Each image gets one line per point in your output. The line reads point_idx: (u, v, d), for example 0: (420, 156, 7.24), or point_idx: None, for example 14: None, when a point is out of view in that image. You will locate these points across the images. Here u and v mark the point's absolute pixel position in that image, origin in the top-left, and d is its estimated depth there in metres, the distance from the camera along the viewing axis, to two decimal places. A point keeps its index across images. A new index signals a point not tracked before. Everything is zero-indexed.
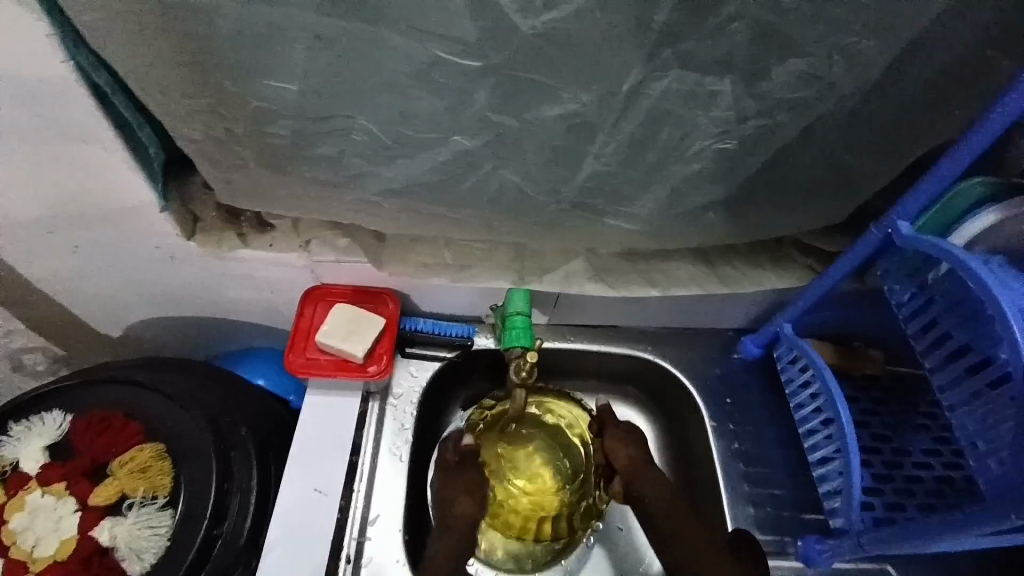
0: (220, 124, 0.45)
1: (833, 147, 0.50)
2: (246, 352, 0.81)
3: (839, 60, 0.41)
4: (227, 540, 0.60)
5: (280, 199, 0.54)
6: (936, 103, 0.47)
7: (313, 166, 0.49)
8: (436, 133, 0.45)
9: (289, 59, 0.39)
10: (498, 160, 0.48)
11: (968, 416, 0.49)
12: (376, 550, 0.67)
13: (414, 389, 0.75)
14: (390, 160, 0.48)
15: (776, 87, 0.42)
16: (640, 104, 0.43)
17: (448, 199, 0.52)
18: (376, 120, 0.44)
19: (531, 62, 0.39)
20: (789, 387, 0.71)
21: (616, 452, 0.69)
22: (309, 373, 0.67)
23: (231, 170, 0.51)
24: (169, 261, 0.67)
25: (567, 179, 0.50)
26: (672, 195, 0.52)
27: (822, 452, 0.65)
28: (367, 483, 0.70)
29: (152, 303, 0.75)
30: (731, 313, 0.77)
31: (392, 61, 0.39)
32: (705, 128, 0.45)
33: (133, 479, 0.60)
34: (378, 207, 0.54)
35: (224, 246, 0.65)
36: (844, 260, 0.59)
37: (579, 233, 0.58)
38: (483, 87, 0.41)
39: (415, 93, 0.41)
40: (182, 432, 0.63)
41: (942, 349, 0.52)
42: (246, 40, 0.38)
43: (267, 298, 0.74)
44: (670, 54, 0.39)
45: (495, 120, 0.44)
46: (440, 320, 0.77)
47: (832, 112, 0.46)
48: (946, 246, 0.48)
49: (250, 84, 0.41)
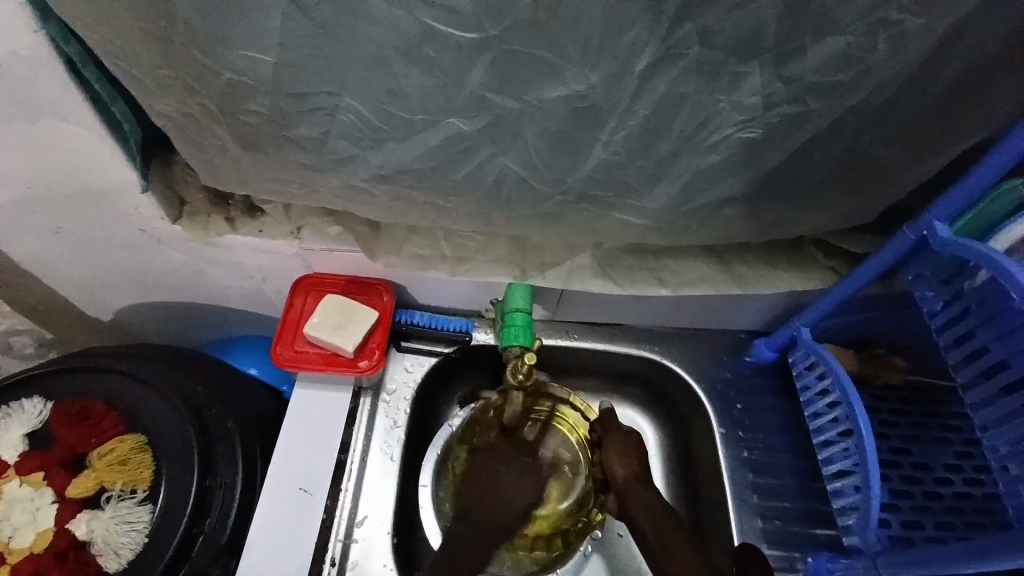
0: (194, 99, 0.42)
1: (867, 139, 0.45)
2: (237, 340, 0.78)
3: (881, 40, 0.37)
4: (210, 537, 0.57)
5: (264, 182, 0.50)
6: (986, 92, 0.42)
7: (297, 148, 0.45)
8: (428, 114, 0.41)
9: (264, 26, 0.35)
10: (497, 146, 0.44)
11: (1001, 437, 0.45)
12: (363, 552, 0.65)
13: (409, 385, 0.72)
14: (378, 143, 0.44)
15: (807, 70, 0.38)
16: (654, 86, 0.39)
17: (441, 187, 0.48)
18: (362, 97, 0.40)
19: (533, 35, 0.35)
20: (805, 395, 0.67)
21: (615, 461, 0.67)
22: (297, 367, 0.64)
23: (210, 149, 0.47)
24: (155, 245, 0.64)
25: (571, 169, 0.46)
26: (686, 188, 0.48)
27: (838, 464, 0.61)
28: (356, 482, 0.67)
29: (140, 287, 0.72)
30: (744, 315, 0.73)
31: (378, 32, 0.35)
32: (726, 115, 0.41)
33: (112, 471, 0.57)
34: (367, 193, 0.50)
35: (211, 231, 0.61)
36: (870, 263, 0.55)
37: (584, 226, 0.54)
38: (479, 64, 0.37)
39: (403, 68, 0.37)
40: (162, 424, 0.60)
41: (975, 363, 0.47)
42: (215, 4, 0.34)
43: (258, 286, 0.71)
44: (690, 29, 0.35)
45: (492, 101, 0.40)
46: (438, 314, 0.74)
47: (868, 99, 0.41)
48: (986, 251, 0.44)
49: (223, 54, 0.37)
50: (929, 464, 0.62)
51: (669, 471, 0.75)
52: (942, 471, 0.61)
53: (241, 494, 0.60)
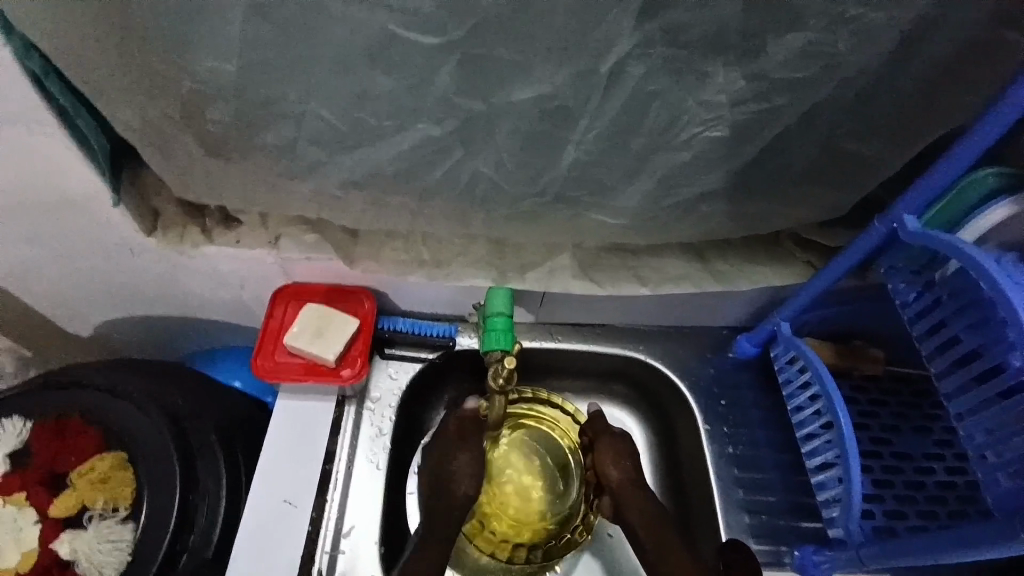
0: (160, 110, 0.41)
1: (835, 133, 0.45)
2: (218, 352, 0.77)
3: (842, 35, 0.37)
4: (193, 552, 0.57)
5: (237, 192, 0.50)
6: (949, 86, 0.43)
7: (268, 156, 0.45)
8: (397, 119, 0.41)
9: (226, 33, 0.35)
10: (468, 149, 0.44)
11: (977, 425, 0.45)
12: (350, 563, 0.64)
13: (393, 392, 0.72)
14: (349, 149, 0.44)
15: (771, 66, 0.38)
16: (622, 85, 0.39)
17: (416, 192, 0.48)
18: (330, 104, 0.40)
19: (497, 37, 0.35)
20: (787, 388, 0.68)
21: (605, 466, 0.63)
22: (278, 377, 0.63)
23: (179, 159, 0.46)
24: (131, 258, 0.63)
25: (544, 170, 0.46)
26: (660, 187, 0.48)
27: (820, 457, 0.62)
28: (341, 492, 0.66)
29: (117, 301, 0.71)
30: (726, 311, 0.73)
31: (341, 38, 0.35)
32: (693, 113, 0.41)
33: (94, 489, 0.57)
34: (341, 200, 0.50)
35: (187, 242, 0.61)
36: (844, 256, 0.55)
37: (561, 227, 0.54)
38: (446, 66, 0.37)
39: (369, 73, 0.37)
40: (142, 439, 0.59)
41: (948, 353, 0.48)
42: (174, 12, 0.34)
43: (238, 296, 0.71)
44: (654, 27, 0.35)
45: (460, 105, 0.40)
46: (420, 320, 0.73)
47: (833, 94, 0.42)
48: (955, 241, 0.44)
49: (186, 63, 0.37)
50: (910, 454, 0.62)
51: (657, 469, 0.75)
52: (922, 460, 0.61)
53: (223, 508, 0.60)
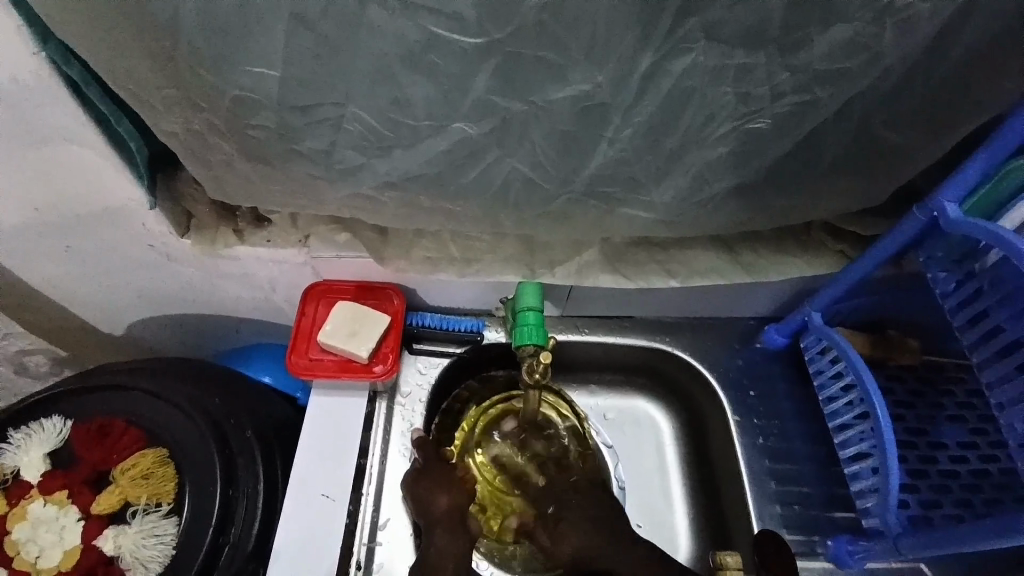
0: (199, 117, 0.42)
1: (876, 123, 0.45)
2: (249, 350, 0.79)
3: (887, 26, 0.36)
4: (236, 546, 0.58)
5: (272, 195, 0.51)
6: (994, 73, 0.42)
7: (304, 160, 0.45)
8: (433, 121, 0.41)
9: (266, 41, 0.35)
10: (503, 149, 0.44)
11: (1020, 414, 0.44)
12: (388, 555, 0.65)
13: (422, 387, 0.72)
14: (384, 152, 0.44)
15: (814, 58, 0.38)
16: (659, 83, 0.39)
17: (450, 192, 0.48)
18: (368, 108, 0.40)
19: (537, 38, 0.35)
20: (818, 379, 0.67)
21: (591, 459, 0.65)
22: (312, 375, 0.64)
23: (217, 165, 0.47)
24: (165, 261, 0.65)
25: (578, 168, 0.46)
26: (694, 181, 0.48)
27: (855, 448, 0.62)
28: (376, 486, 0.67)
29: (152, 302, 0.72)
30: (754, 301, 0.73)
31: (381, 43, 0.35)
32: (732, 108, 0.41)
33: (137, 486, 0.58)
34: (374, 201, 0.50)
35: (219, 244, 0.62)
36: (882, 245, 0.54)
37: (592, 223, 0.54)
38: (483, 68, 0.37)
39: (408, 77, 0.37)
40: (184, 436, 0.61)
41: (990, 342, 0.47)
42: (216, 22, 0.34)
43: (269, 295, 0.71)
44: (696, 23, 0.35)
45: (497, 105, 0.40)
46: (447, 315, 0.74)
47: (875, 85, 0.41)
48: (995, 229, 0.44)
49: (227, 72, 0.37)
50: (945, 443, 0.62)
51: (685, 460, 0.75)
52: (957, 449, 0.61)
53: (263, 504, 0.61)
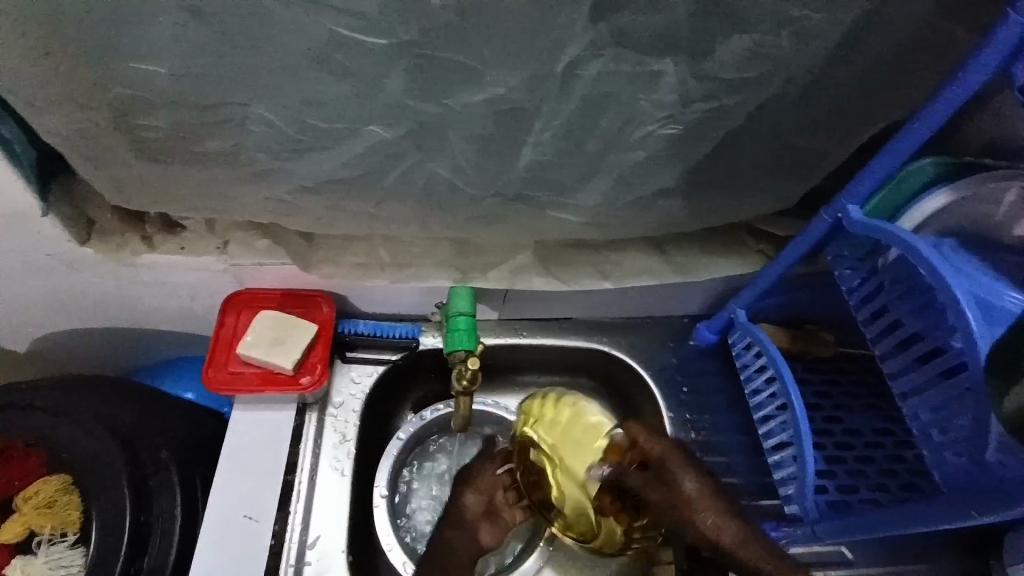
0: (88, 117, 0.39)
1: (784, 128, 0.47)
2: (168, 363, 0.74)
3: (787, 35, 0.38)
4: (151, 573, 0.55)
5: (179, 200, 0.48)
6: (889, 81, 0.44)
7: (212, 163, 0.43)
8: (346, 123, 0.39)
9: (155, 35, 0.33)
10: (424, 152, 0.43)
11: (920, 404, 0.47)
12: (320, 573, 0.62)
13: (356, 396, 0.70)
14: (297, 154, 0.42)
15: (721, 66, 0.39)
16: (575, 87, 0.39)
17: (371, 196, 0.47)
18: (275, 108, 0.38)
19: (447, 39, 0.34)
20: (744, 373, 0.71)
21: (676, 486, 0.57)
22: (233, 389, 0.60)
23: (113, 168, 0.44)
24: (67, 271, 0.60)
25: (501, 171, 0.45)
26: (617, 184, 0.48)
27: (777, 438, 0.65)
28: (305, 503, 0.64)
29: (54, 315, 0.67)
30: (684, 300, 0.75)
31: (281, 40, 0.34)
32: (647, 113, 0.41)
33: (41, 515, 0.58)
34: (292, 205, 0.48)
35: (127, 251, 0.58)
36: (795, 244, 0.57)
37: (521, 226, 0.53)
38: (393, 69, 0.36)
39: (313, 76, 0.36)
40: (89, 461, 0.56)
41: (892, 335, 0.50)
42: (93, 12, 0.32)
43: (188, 305, 0.68)
44: (605, 28, 0.35)
45: (412, 107, 0.39)
46: (382, 321, 0.72)
47: (781, 92, 0.42)
48: (896, 231, 0.46)
49: (113, 67, 0.35)
50: (860, 430, 0.65)
51: None
52: (872, 436, 0.65)
53: (181, 527, 0.58)
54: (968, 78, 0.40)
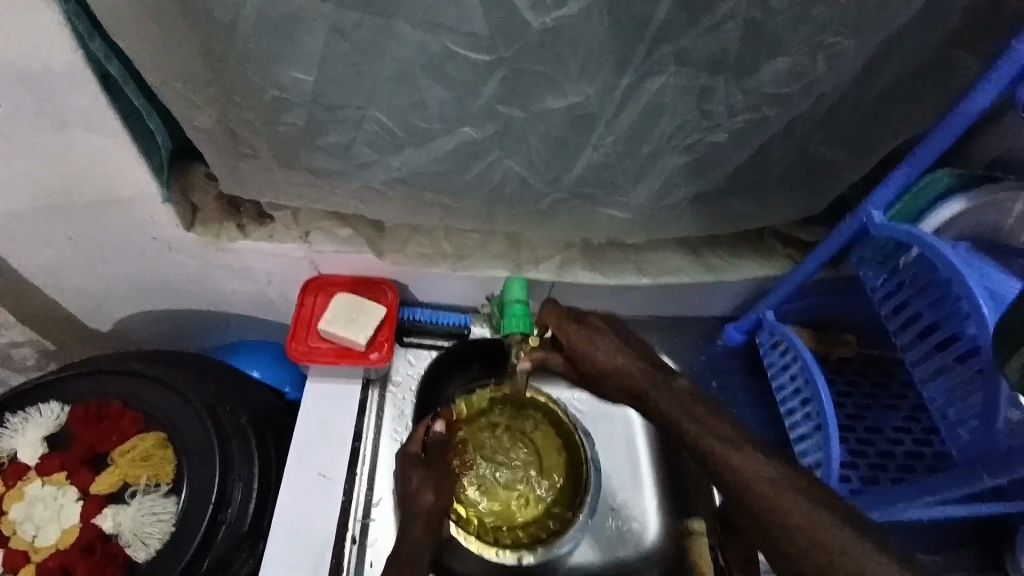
0: (232, 113, 0.47)
1: (814, 139, 0.53)
2: (241, 344, 0.82)
3: (822, 59, 0.44)
4: (232, 524, 0.62)
5: (286, 190, 0.55)
6: (910, 102, 0.50)
7: (322, 156, 0.50)
8: (443, 124, 0.47)
9: (305, 49, 0.41)
10: (502, 150, 0.50)
11: (937, 388, 0.52)
12: (381, 531, 0.68)
13: (413, 376, 0.77)
14: (397, 150, 0.50)
15: (763, 83, 0.45)
16: (637, 98, 0.46)
17: (452, 189, 0.54)
18: (387, 111, 0.46)
19: (538, 56, 0.42)
20: (770, 370, 0.76)
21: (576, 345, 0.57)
22: (311, 360, 0.68)
23: (238, 158, 0.52)
24: (168, 252, 0.68)
25: (565, 171, 0.53)
26: (664, 186, 0.55)
27: (801, 429, 0.70)
28: (369, 467, 0.70)
29: (146, 294, 0.75)
30: (714, 301, 0.81)
31: (404, 54, 0.41)
32: (696, 122, 0.48)
33: (136, 467, 0.62)
34: (382, 196, 0.55)
35: (224, 237, 0.66)
36: (823, 247, 0.63)
37: (575, 223, 0.60)
38: (490, 80, 0.43)
39: (424, 84, 0.43)
40: (181, 421, 0.64)
41: (911, 327, 0.55)
42: (260, 30, 0.40)
43: (264, 289, 0.76)
44: (669, 50, 0.42)
45: (500, 112, 0.46)
46: (437, 310, 0.79)
47: (813, 108, 0.49)
48: (916, 232, 0.51)
49: (264, 73, 0.43)
50: (882, 428, 0.70)
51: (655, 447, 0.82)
52: (892, 433, 0.69)
53: (259, 486, 0.64)
54: (982, 97, 0.45)
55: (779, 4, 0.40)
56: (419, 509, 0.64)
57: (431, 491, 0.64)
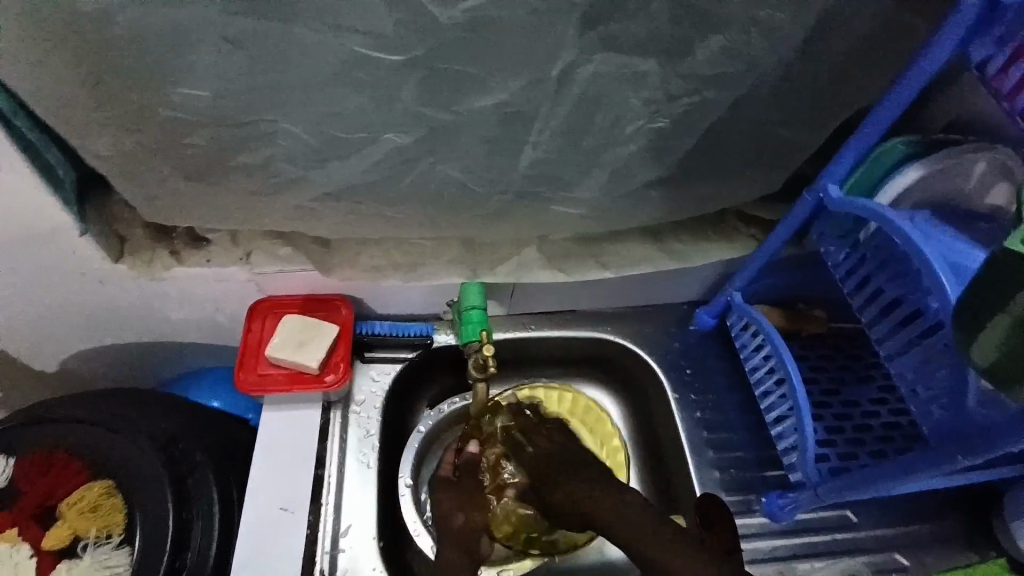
0: (130, 138, 0.43)
1: (763, 117, 0.50)
2: (194, 374, 0.77)
3: (759, 34, 0.42)
4: (195, 570, 0.59)
5: (210, 214, 0.51)
6: (858, 70, 0.48)
7: (241, 175, 0.47)
8: (364, 133, 0.43)
9: (197, 64, 0.37)
10: (435, 155, 0.47)
11: (905, 364, 0.50)
12: (352, 560, 0.65)
13: (377, 393, 0.73)
14: (320, 163, 0.46)
15: (700, 64, 0.43)
16: (570, 89, 0.43)
17: (388, 199, 0.51)
18: (300, 123, 0.42)
19: (456, 53, 0.38)
20: (743, 352, 0.74)
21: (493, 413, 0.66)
22: (263, 390, 0.64)
23: (148, 185, 0.47)
24: (99, 286, 0.63)
25: (506, 170, 0.49)
26: (613, 177, 0.52)
27: (777, 411, 0.69)
28: (336, 495, 0.67)
29: (84, 333, 0.70)
30: (683, 287, 0.79)
31: (307, 62, 0.38)
32: (636, 109, 0.45)
33: (85, 519, 0.58)
34: (315, 212, 0.52)
35: (157, 266, 0.62)
36: (783, 226, 0.61)
37: (526, 222, 0.57)
38: (408, 82, 0.40)
39: (336, 92, 0.40)
40: (129, 465, 0.60)
41: (875, 303, 0.53)
42: (142, 46, 0.36)
43: (213, 316, 0.71)
44: (596, 36, 0.39)
45: (425, 115, 0.43)
46: (397, 321, 0.76)
47: (758, 85, 0.46)
48: (873, 207, 0.49)
49: (155, 92, 0.39)
50: (856, 401, 0.69)
51: (633, 439, 0.80)
52: (867, 405, 0.68)
53: (219, 526, 0.61)
54: (930, 60, 0.43)
55: None
56: (449, 529, 0.58)
57: (460, 510, 0.59)
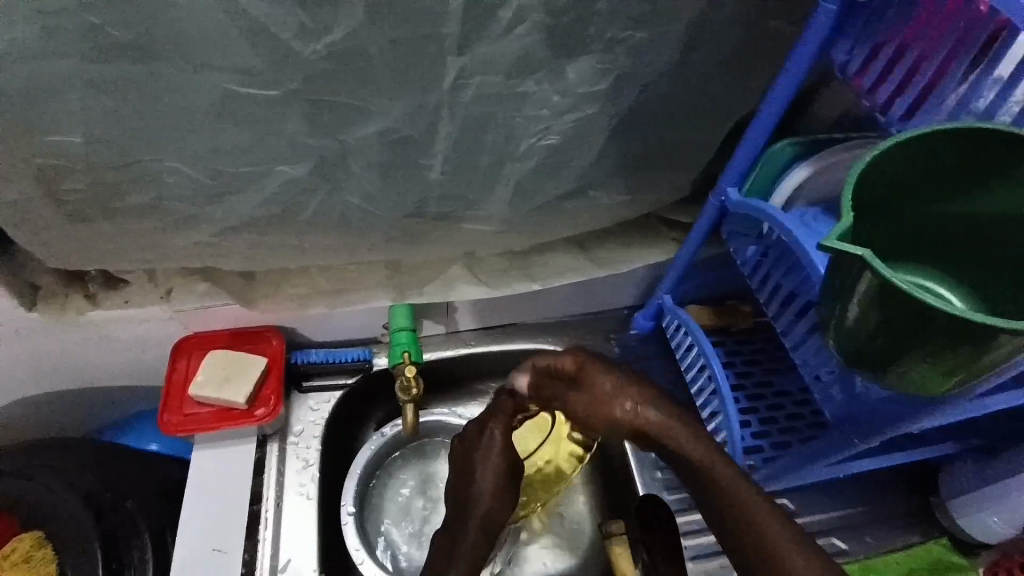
0: (13, 187, 0.43)
1: (656, 125, 0.52)
2: (123, 422, 0.73)
3: (624, 51, 0.44)
4: None
5: (114, 256, 0.51)
6: (737, 78, 0.50)
7: (137, 216, 0.47)
8: (255, 166, 0.45)
9: (68, 109, 0.39)
10: (332, 184, 0.48)
11: (808, 352, 0.52)
12: None
13: (314, 422, 0.72)
14: (217, 199, 0.47)
15: (574, 81, 0.45)
16: (453, 111, 0.45)
17: (294, 230, 0.51)
18: (186, 159, 0.43)
19: (329, 83, 0.40)
20: (678, 351, 0.76)
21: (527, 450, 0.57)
22: (187, 430, 0.64)
23: (42, 233, 0.47)
24: (13, 338, 0.62)
25: (407, 193, 0.50)
26: (516, 194, 0.53)
27: (711, 408, 0.70)
28: (273, 530, 0.65)
29: (2, 388, 0.68)
30: (616, 292, 0.81)
31: (182, 99, 0.39)
32: (524, 126, 0.47)
33: (19, 570, 0.58)
34: (220, 247, 0.52)
35: (72, 311, 0.61)
36: (697, 228, 0.62)
37: (440, 242, 0.58)
38: (290, 113, 0.42)
39: (217, 127, 0.42)
40: (61, 517, 0.60)
41: (776, 297, 0.55)
42: (12, 94, 0.37)
43: (138, 357, 0.69)
44: (467, 59, 0.41)
45: (313, 145, 0.44)
46: (334, 348, 0.74)
47: (642, 96, 0.48)
48: (762, 207, 0.51)
49: (31, 139, 0.40)
50: (788, 390, 0.70)
51: None
52: (799, 394, 0.70)
53: (154, 570, 0.60)
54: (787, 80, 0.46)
55: (560, 5, 0.40)
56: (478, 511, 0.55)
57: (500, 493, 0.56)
